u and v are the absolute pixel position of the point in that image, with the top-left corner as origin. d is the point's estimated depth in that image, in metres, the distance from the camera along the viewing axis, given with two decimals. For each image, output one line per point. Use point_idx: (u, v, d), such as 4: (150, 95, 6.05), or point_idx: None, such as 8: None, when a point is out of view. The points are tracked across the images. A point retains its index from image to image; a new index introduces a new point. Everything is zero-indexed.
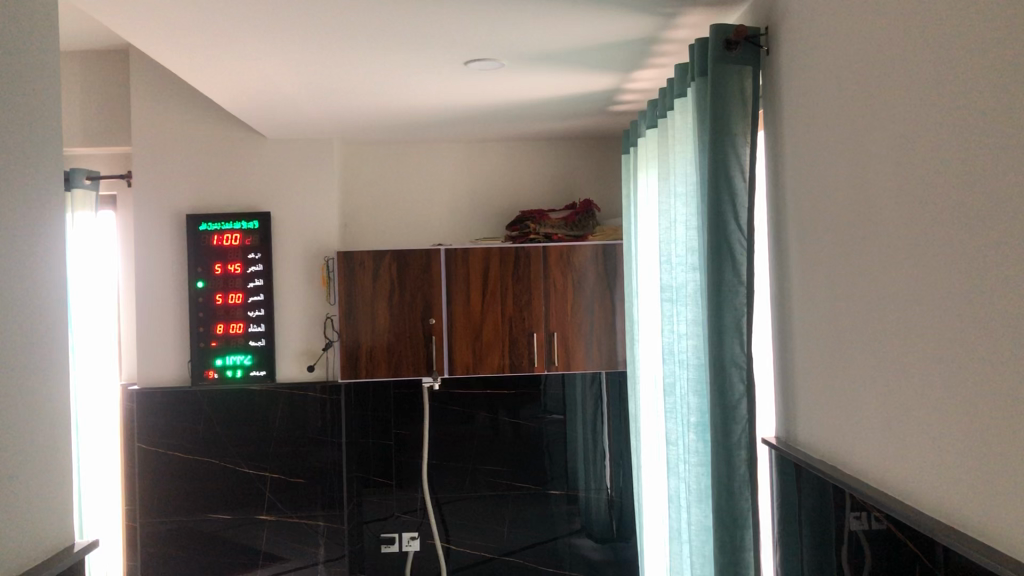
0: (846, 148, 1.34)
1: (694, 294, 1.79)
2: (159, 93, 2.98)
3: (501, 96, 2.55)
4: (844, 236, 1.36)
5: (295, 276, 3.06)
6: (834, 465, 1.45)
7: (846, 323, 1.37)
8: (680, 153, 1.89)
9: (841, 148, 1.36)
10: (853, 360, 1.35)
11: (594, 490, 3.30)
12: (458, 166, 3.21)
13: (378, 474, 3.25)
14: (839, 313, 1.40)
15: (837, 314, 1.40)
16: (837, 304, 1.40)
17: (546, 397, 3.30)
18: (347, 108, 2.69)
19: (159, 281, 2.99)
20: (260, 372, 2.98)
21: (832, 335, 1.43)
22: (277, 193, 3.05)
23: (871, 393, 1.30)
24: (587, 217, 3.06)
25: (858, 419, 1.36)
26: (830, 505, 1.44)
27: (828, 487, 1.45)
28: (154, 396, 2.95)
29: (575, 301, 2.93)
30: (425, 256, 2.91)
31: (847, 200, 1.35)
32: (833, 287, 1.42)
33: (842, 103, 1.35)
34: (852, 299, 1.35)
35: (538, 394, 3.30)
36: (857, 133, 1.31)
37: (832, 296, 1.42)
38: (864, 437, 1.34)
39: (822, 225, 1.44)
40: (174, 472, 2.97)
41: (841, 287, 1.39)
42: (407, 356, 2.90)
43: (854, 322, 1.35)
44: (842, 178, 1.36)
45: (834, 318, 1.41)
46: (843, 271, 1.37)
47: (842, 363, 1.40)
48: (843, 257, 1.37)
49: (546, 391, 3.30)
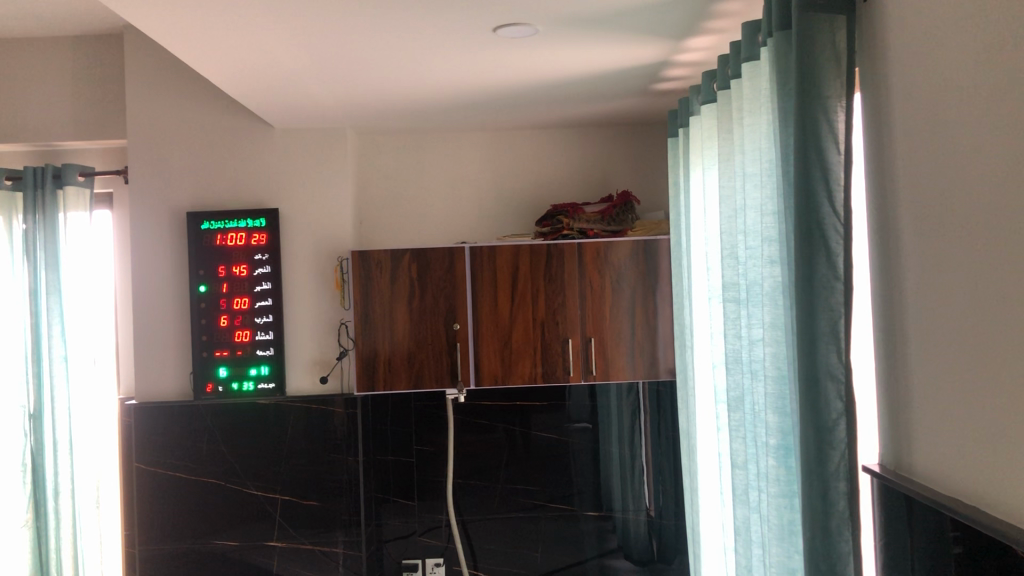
0: (974, 106, 1.05)
1: (771, 292, 1.51)
2: (155, 81, 2.73)
3: (533, 74, 2.27)
4: (971, 216, 1.07)
5: (306, 279, 2.78)
6: (953, 497, 1.16)
7: (974, 322, 1.08)
8: (749, 129, 1.61)
9: (966, 106, 1.07)
10: (982, 369, 1.07)
11: (632, 510, 3.02)
12: (483, 157, 2.93)
13: (399, 492, 2.98)
14: (964, 315, 1.11)
15: (961, 314, 1.11)
16: (963, 299, 1.11)
17: (569, 404, 3.01)
18: (359, 91, 2.42)
19: (158, 287, 2.75)
20: (269, 384, 2.72)
21: (954, 337, 1.14)
22: (284, 188, 2.78)
23: (1002, 414, 1.02)
24: (626, 210, 2.76)
25: (982, 445, 1.08)
26: (949, 554, 1.15)
27: (946, 521, 1.16)
28: (156, 411, 2.70)
29: (613, 304, 2.65)
30: (449, 255, 2.63)
31: (974, 171, 1.06)
32: (953, 283, 1.13)
33: (969, 47, 1.06)
34: (982, 297, 1.06)
35: (562, 404, 3.01)
36: (988, 87, 1.02)
37: (952, 289, 1.13)
38: (991, 468, 1.06)
39: (940, 202, 1.15)
40: (177, 494, 2.71)
41: (965, 282, 1.10)
42: (429, 365, 2.63)
43: (984, 326, 1.06)
44: (967, 144, 1.07)
45: (958, 320, 1.12)
46: (970, 257, 1.08)
47: (965, 374, 1.11)
48: (969, 240, 1.08)
49: (570, 401, 3.01)
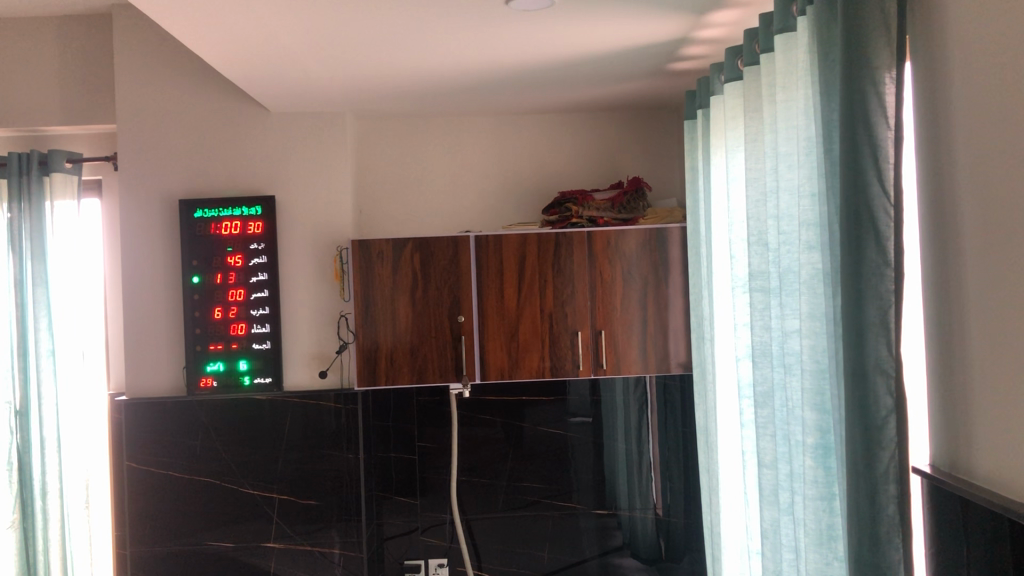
0: None
1: (809, 280, 1.41)
2: (147, 62, 2.61)
3: (544, 53, 2.16)
4: None
5: (304, 270, 2.67)
6: (1014, 499, 1.06)
7: None
8: (782, 106, 1.51)
9: None
10: None
11: (639, 509, 2.92)
12: (487, 143, 2.82)
13: (401, 491, 2.87)
14: None
15: None
16: None
17: (570, 399, 2.90)
18: (361, 71, 2.31)
19: (150, 277, 2.63)
20: (265, 379, 2.61)
21: (1018, 326, 1.03)
22: (281, 174, 2.67)
23: None
24: (637, 197, 2.65)
25: None
26: (1006, 566, 1.04)
27: (1005, 525, 1.06)
28: (149, 407, 2.59)
29: (623, 295, 2.54)
30: (453, 244, 2.52)
31: None
32: (1018, 267, 1.03)
33: None
34: None
35: (564, 400, 2.90)
36: None
37: (1016, 273, 1.03)
38: None
39: (1003, 179, 1.05)
40: (169, 495, 2.60)
41: None
42: (432, 358, 2.52)
43: None
44: None
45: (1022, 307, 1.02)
46: None
47: None
48: None
49: (572, 397, 2.90)
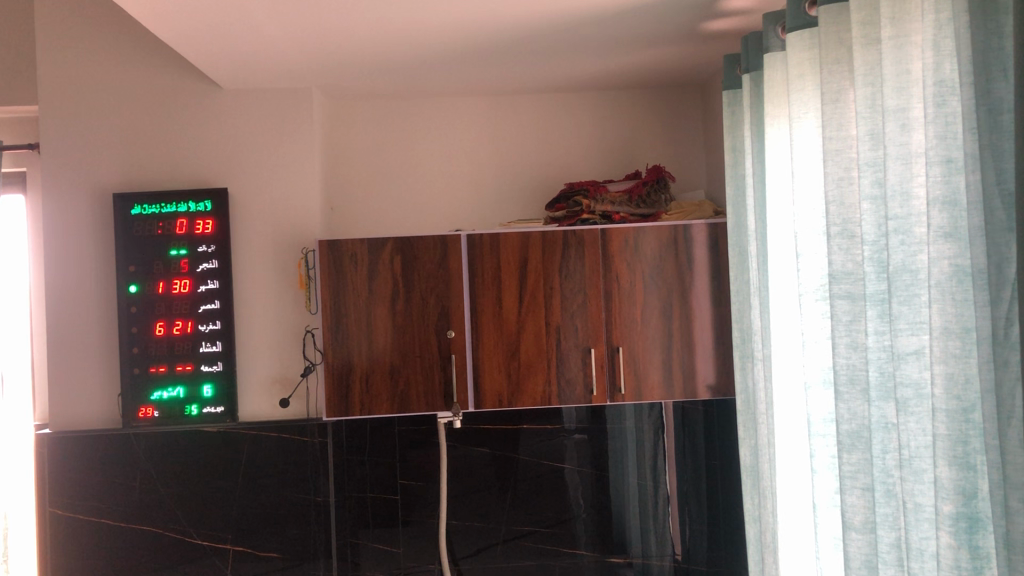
0: None
1: (944, 283, 1.01)
2: (75, 31, 2.19)
3: (555, 8, 1.75)
4: None
5: (264, 278, 2.25)
6: None
7: None
8: (891, 46, 1.12)
9: None
10: None
11: (655, 556, 2.50)
12: (479, 127, 2.41)
13: (380, 534, 2.44)
14: None
15: None
16: None
17: (576, 427, 2.48)
18: (334, 35, 1.90)
19: (79, 286, 2.20)
20: (216, 409, 2.18)
21: None
22: (236, 165, 2.25)
23: None
24: (657, 188, 2.26)
25: None
26: None
27: None
28: (77, 441, 2.16)
29: (643, 306, 2.12)
30: (441, 244, 2.10)
31: None
32: None
33: None
34: None
35: (571, 428, 2.48)
36: None
37: None
38: None
39: None
40: (101, 547, 2.16)
41: None
42: (418, 381, 2.10)
43: None
44: None
45: None
46: None
47: None
48: None
49: (566, 425, 2.48)
